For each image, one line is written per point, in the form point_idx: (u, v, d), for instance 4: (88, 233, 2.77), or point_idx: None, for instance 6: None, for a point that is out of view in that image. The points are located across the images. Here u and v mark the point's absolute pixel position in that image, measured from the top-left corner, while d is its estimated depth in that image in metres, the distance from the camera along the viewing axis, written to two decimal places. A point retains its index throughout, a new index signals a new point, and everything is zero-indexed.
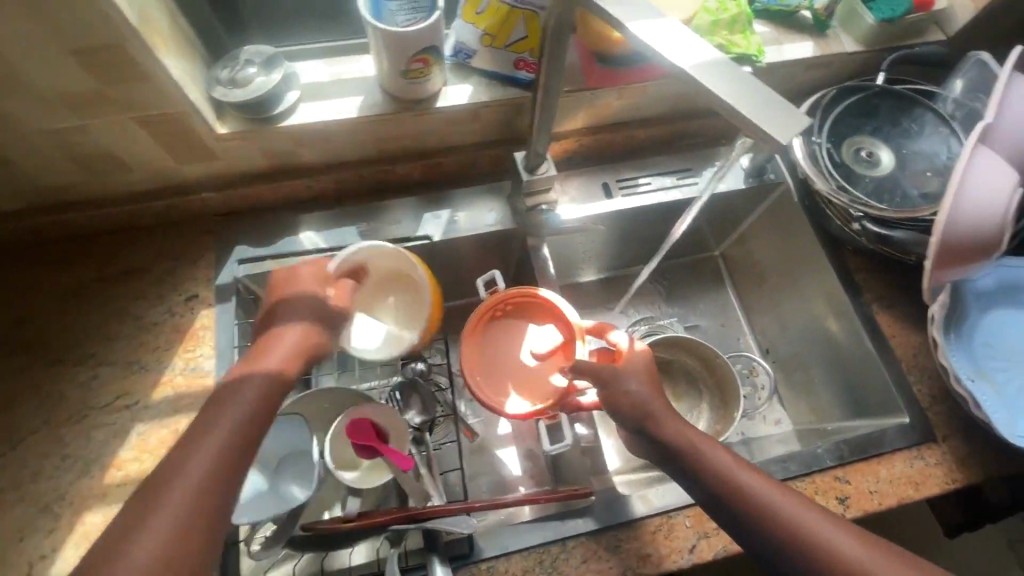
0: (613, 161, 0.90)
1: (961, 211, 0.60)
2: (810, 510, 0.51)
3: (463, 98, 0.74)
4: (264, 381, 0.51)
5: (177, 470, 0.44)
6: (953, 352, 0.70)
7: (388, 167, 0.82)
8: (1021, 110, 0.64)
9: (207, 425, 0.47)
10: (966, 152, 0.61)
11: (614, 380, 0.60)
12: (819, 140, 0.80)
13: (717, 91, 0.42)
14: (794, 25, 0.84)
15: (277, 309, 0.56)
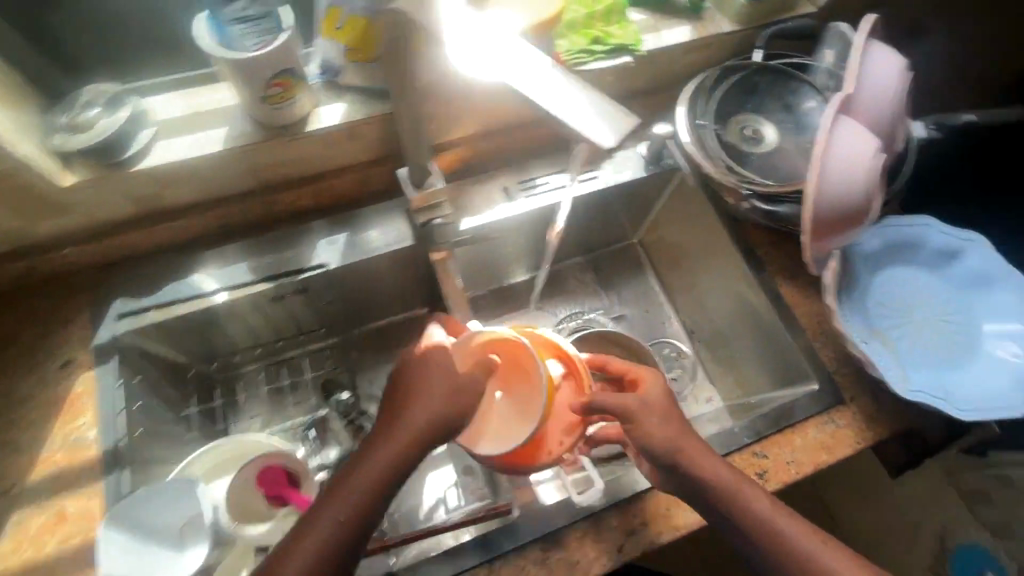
0: (512, 163, 0.88)
1: (823, 181, 0.64)
2: (794, 518, 0.56)
3: (337, 119, 0.70)
4: (391, 457, 0.52)
5: (310, 526, 0.50)
6: (846, 316, 0.73)
7: (271, 197, 0.78)
8: (878, 82, 0.67)
9: (330, 493, 0.51)
10: (827, 119, 0.64)
11: (633, 406, 0.58)
12: (704, 124, 0.81)
13: (547, 105, 0.45)
14: (669, 10, 0.83)
15: (411, 372, 0.57)
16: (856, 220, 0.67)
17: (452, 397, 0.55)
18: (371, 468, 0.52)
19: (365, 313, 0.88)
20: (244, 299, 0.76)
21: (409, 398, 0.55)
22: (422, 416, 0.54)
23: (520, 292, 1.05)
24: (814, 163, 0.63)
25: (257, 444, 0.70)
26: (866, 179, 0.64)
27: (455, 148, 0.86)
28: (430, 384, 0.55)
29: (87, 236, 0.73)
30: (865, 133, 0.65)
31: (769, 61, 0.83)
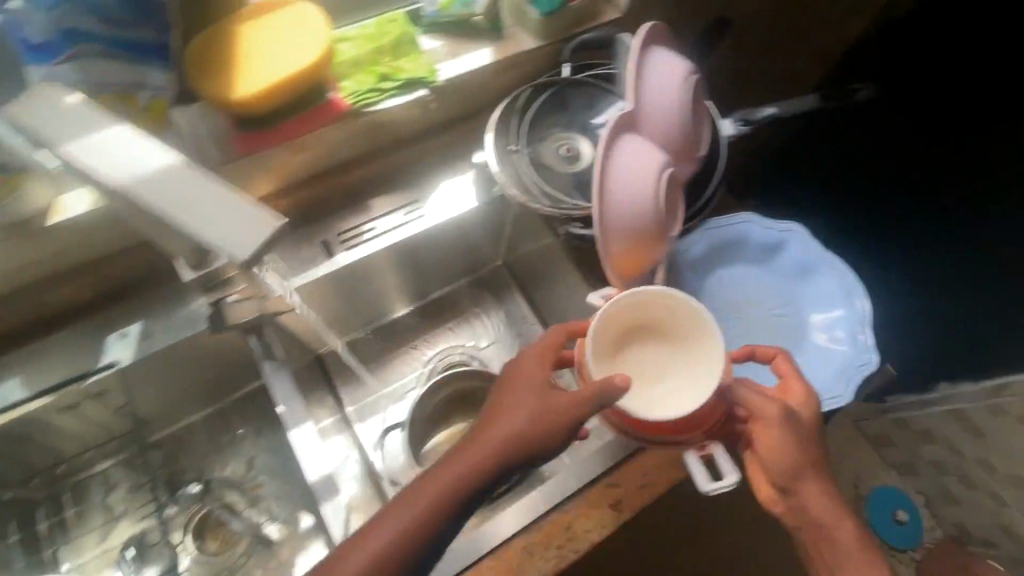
0: (332, 213, 0.82)
1: (607, 203, 0.63)
2: (858, 536, 0.69)
3: (82, 207, 0.62)
4: (485, 454, 0.57)
5: (402, 501, 0.56)
6: None
7: (40, 297, 0.68)
8: (660, 94, 0.67)
9: (424, 480, 0.57)
10: (608, 138, 0.63)
11: (776, 419, 0.64)
12: (517, 149, 0.78)
13: (192, 223, 0.44)
14: (467, 33, 0.79)
15: (514, 379, 0.63)
16: (653, 236, 0.66)
17: (548, 408, 0.58)
18: (463, 464, 0.57)
19: (196, 397, 0.81)
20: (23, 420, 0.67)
21: (507, 406, 0.60)
22: (518, 424, 0.58)
23: (398, 329, 1.04)
24: (596, 185, 0.63)
25: None
26: (652, 195, 0.64)
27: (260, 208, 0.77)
28: (527, 390, 0.61)
29: None
30: (653, 148, 0.65)
31: (574, 73, 0.81)
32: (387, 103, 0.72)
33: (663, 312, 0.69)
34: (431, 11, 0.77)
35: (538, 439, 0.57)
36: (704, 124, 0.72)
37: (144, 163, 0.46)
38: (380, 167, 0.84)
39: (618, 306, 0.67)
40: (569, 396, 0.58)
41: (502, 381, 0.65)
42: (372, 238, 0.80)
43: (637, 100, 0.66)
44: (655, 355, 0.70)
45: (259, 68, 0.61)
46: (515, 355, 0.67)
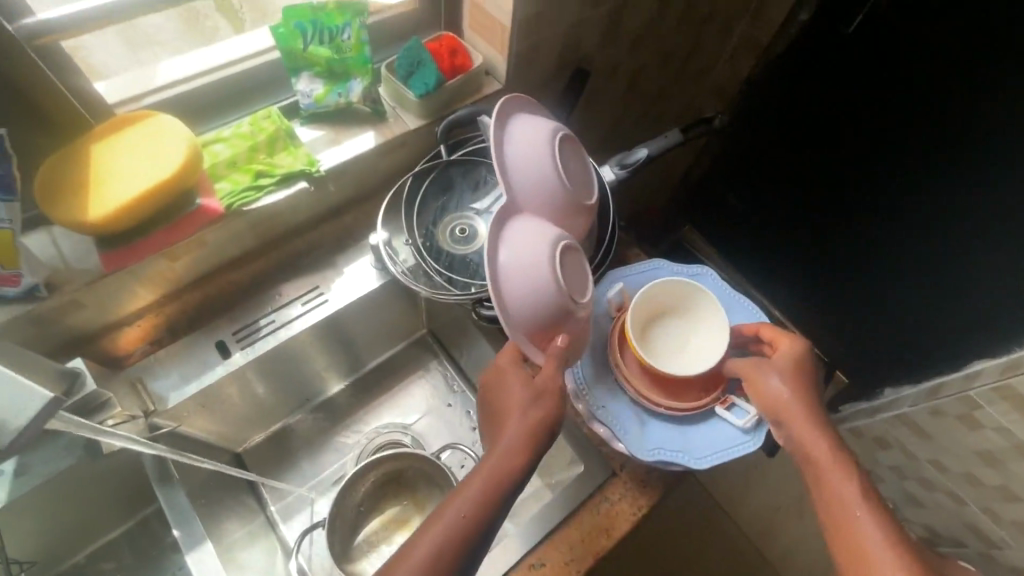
0: (229, 310, 0.79)
1: (506, 303, 0.63)
2: (848, 481, 0.58)
3: None
4: (505, 448, 0.60)
5: (440, 512, 0.57)
6: (595, 381, 0.71)
7: None
8: (529, 175, 0.67)
9: (457, 489, 0.58)
10: (492, 233, 0.64)
11: (752, 364, 0.67)
12: (411, 240, 0.78)
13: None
14: (352, 119, 0.80)
15: (503, 381, 0.67)
16: (558, 317, 0.65)
17: (541, 389, 0.63)
18: (491, 462, 0.59)
19: (101, 519, 0.77)
20: None
21: (506, 405, 0.64)
22: (518, 412, 0.62)
23: (336, 407, 1.01)
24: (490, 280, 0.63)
25: None
26: (548, 277, 0.63)
27: (148, 315, 0.75)
28: (518, 386, 0.65)
29: None
30: (538, 232, 0.65)
31: (452, 153, 0.82)
32: (268, 199, 0.72)
33: (682, 296, 0.72)
34: (308, 102, 0.78)
35: (546, 418, 0.62)
36: (591, 186, 0.74)
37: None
38: (277, 258, 0.83)
39: (649, 288, 0.71)
40: (550, 371, 0.64)
41: (492, 389, 0.68)
42: (271, 333, 0.78)
43: (509, 190, 0.67)
44: (679, 330, 0.72)
45: (118, 188, 0.60)
46: (490, 364, 0.70)
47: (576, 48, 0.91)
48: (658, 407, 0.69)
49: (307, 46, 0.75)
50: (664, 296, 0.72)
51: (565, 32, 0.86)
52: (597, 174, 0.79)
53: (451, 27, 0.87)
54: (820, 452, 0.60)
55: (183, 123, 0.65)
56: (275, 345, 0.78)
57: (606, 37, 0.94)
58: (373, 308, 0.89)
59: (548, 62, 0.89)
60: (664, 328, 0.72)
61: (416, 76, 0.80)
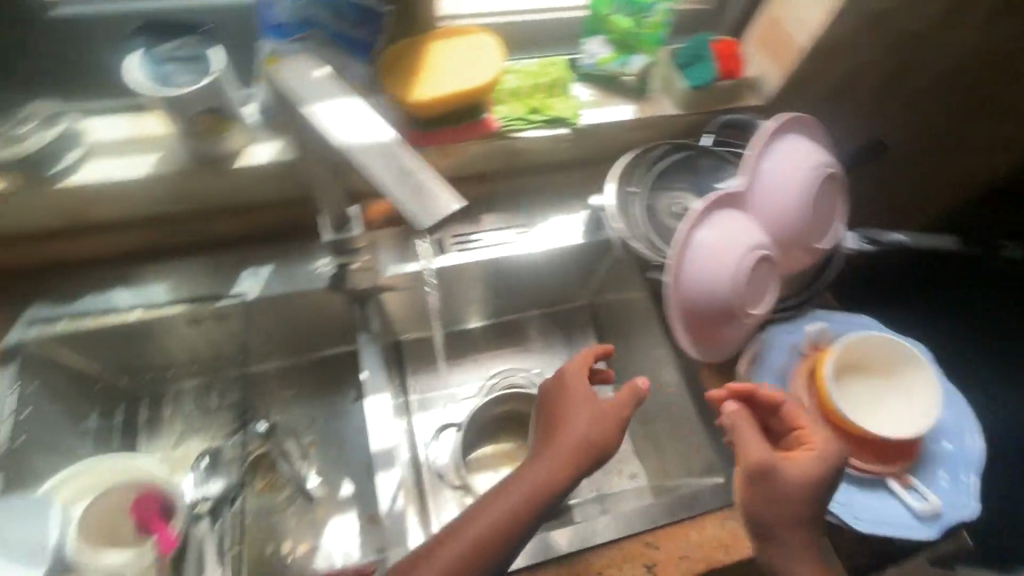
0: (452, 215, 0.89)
1: (678, 270, 0.63)
2: None
3: (265, 158, 0.72)
4: (557, 462, 0.62)
5: (482, 508, 0.59)
6: None
7: (205, 222, 0.79)
8: (768, 181, 0.68)
9: (505, 487, 0.61)
10: (701, 204, 0.64)
11: (755, 468, 0.59)
12: (634, 190, 0.82)
13: (390, 188, 0.46)
14: (617, 89, 0.86)
15: (565, 398, 0.68)
16: (729, 317, 0.65)
17: (604, 412, 0.66)
18: (540, 473, 0.61)
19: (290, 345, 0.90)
20: (156, 318, 0.76)
21: (566, 419, 0.66)
22: (578, 430, 0.64)
23: (470, 339, 1.03)
24: (675, 244, 0.63)
25: (128, 467, 0.68)
26: (728, 271, 0.63)
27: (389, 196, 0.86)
28: (582, 407, 0.67)
29: (11, 241, 0.74)
30: (745, 229, 0.64)
31: (716, 144, 0.86)
32: (533, 133, 0.80)
33: (890, 361, 0.69)
34: (589, 62, 0.85)
35: (600, 442, 0.64)
36: (831, 235, 0.73)
37: (355, 137, 0.49)
38: (505, 185, 0.91)
39: (856, 336, 0.68)
40: (618, 400, 0.66)
41: (553, 400, 0.69)
42: (479, 247, 0.87)
43: (743, 182, 0.68)
44: (873, 392, 0.69)
45: (437, 84, 0.71)
46: (553, 373, 0.72)
47: (849, 92, 0.89)
48: None
49: (612, 13, 0.82)
50: (869, 353, 0.70)
51: (847, 74, 0.85)
52: (837, 240, 0.76)
53: (731, 35, 0.90)
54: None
55: (500, 45, 0.74)
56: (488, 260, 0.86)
57: (881, 91, 0.92)
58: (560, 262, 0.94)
59: (815, 98, 0.89)
60: (857, 384, 0.70)
61: (693, 67, 0.83)
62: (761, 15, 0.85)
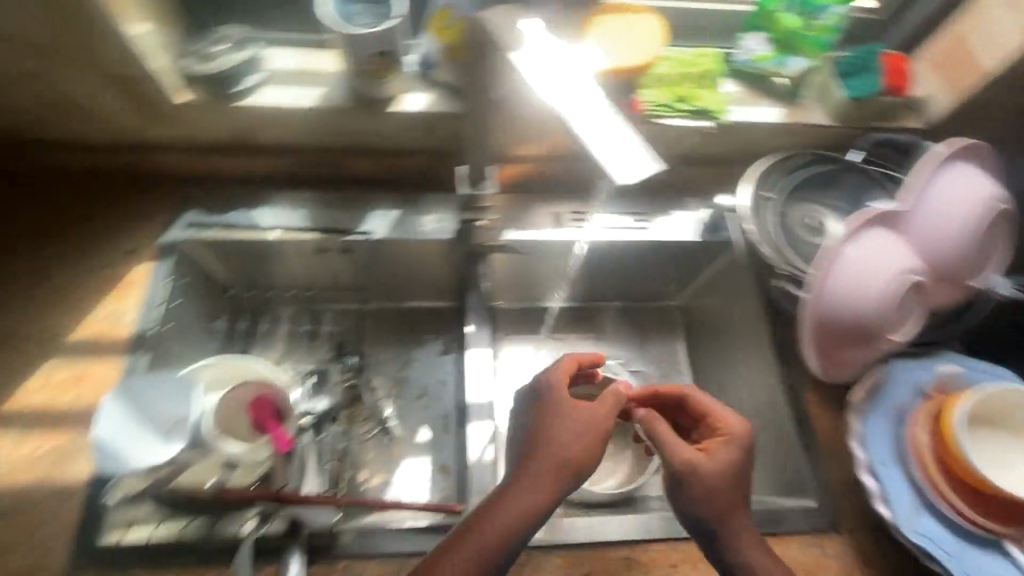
0: (573, 193, 0.91)
1: (819, 283, 0.61)
2: None
3: (417, 107, 0.76)
4: (538, 487, 0.56)
5: (461, 539, 0.53)
6: (878, 434, 0.68)
7: (349, 161, 0.83)
8: (931, 207, 0.64)
9: (485, 513, 0.55)
10: (854, 220, 0.62)
11: (681, 465, 0.60)
12: (769, 195, 0.80)
13: (585, 137, 0.43)
14: (767, 90, 0.83)
15: (542, 410, 0.61)
16: (862, 339, 0.64)
17: (590, 421, 0.60)
18: (519, 499, 0.55)
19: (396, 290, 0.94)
20: (292, 241, 0.82)
21: (547, 431, 0.59)
22: (561, 444, 0.58)
23: (544, 320, 0.98)
24: (821, 256, 0.61)
25: (246, 368, 0.72)
26: (869, 292, 0.61)
27: (524, 163, 0.88)
28: (561, 422, 0.60)
29: (181, 149, 0.81)
30: (895, 253, 0.62)
31: (866, 161, 0.82)
32: (676, 120, 0.79)
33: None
34: (744, 59, 0.83)
35: (581, 460, 0.58)
36: (982, 276, 0.69)
37: (555, 84, 0.44)
38: None
39: (996, 387, 0.64)
40: (604, 409, 0.62)
41: (530, 407, 0.63)
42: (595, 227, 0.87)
43: (903, 203, 0.64)
44: (1003, 450, 0.65)
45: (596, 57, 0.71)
46: (535, 379, 0.65)
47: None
48: (940, 501, 0.63)
49: (780, 11, 0.80)
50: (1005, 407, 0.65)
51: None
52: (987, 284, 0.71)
53: (900, 51, 0.85)
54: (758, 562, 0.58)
55: (662, 27, 0.74)
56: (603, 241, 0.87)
57: None
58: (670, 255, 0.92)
59: (983, 130, 0.83)
60: (987, 438, 0.65)
61: (854, 78, 0.79)
62: (942, 33, 0.80)
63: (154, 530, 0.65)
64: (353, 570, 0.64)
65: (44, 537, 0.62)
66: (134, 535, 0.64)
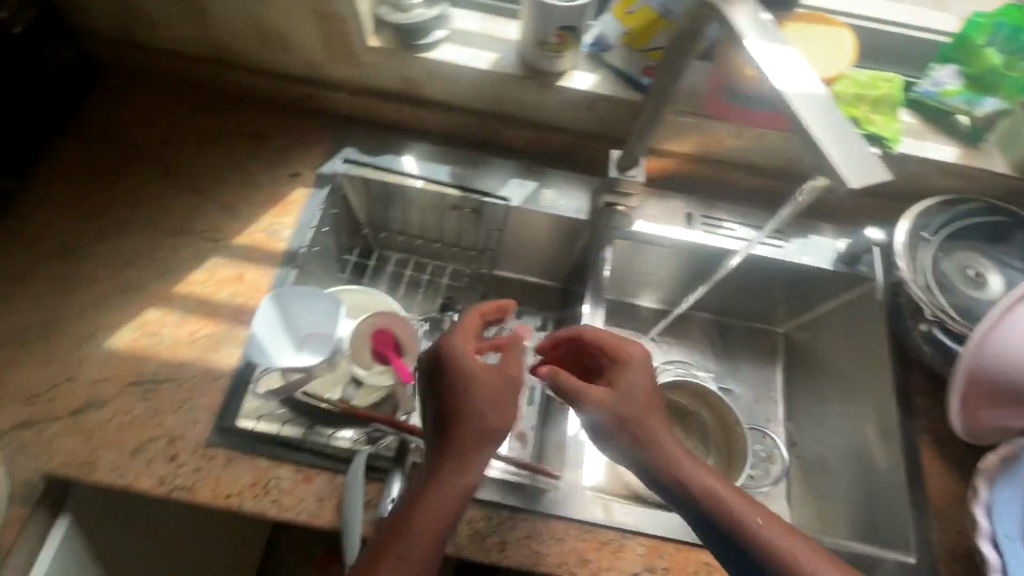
0: (709, 197, 0.90)
1: (981, 343, 0.63)
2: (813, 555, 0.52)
3: (585, 85, 0.77)
4: (459, 463, 0.55)
5: (399, 537, 0.52)
6: (1008, 508, 0.64)
7: (499, 127, 0.87)
8: None
9: (417, 501, 0.54)
10: None
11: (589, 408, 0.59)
12: (927, 237, 0.76)
13: (816, 130, 0.40)
14: (945, 127, 0.79)
15: (438, 384, 0.59)
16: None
17: (500, 386, 0.58)
18: (443, 483, 0.54)
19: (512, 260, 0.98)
20: (432, 193, 0.86)
21: (462, 409, 0.57)
22: (481, 420, 0.56)
23: (637, 317, 1.01)
24: (987, 317, 0.63)
25: (375, 301, 0.80)
26: None
27: (667, 158, 0.89)
28: (461, 391, 0.57)
29: (355, 90, 0.88)
30: None
31: None
32: None
33: None
34: (927, 90, 0.79)
35: (494, 423, 0.57)
36: None
37: (796, 78, 0.43)
38: (772, 185, 0.89)
39: None
40: (500, 372, 0.59)
41: (436, 379, 0.59)
42: (729, 236, 0.86)
43: None
44: None
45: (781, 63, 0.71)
46: (429, 349, 0.61)
47: None
48: None
49: (987, 44, 0.76)
50: None
51: None
52: None
53: None
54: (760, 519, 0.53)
55: (854, 45, 0.70)
56: (734, 251, 0.85)
57: None
58: (795, 277, 0.90)
59: None
60: None
61: None
62: None
63: (281, 425, 0.72)
64: None
65: (193, 409, 0.70)
66: (265, 425, 0.72)
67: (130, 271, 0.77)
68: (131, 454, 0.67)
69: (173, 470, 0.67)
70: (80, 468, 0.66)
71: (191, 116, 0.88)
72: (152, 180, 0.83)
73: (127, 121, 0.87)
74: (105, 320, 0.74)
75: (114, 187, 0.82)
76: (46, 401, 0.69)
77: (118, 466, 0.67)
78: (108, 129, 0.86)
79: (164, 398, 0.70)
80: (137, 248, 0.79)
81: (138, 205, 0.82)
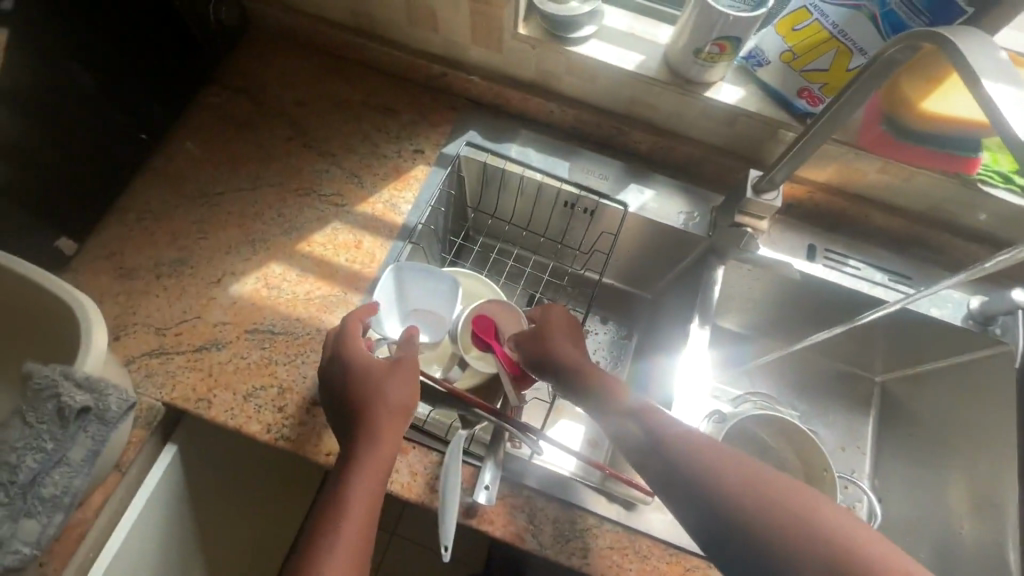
0: (834, 231, 0.86)
1: None
2: (836, 523, 0.49)
3: (732, 99, 0.76)
4: (368, 445, 0.57)
5: (326, 525, 0.52)
6: None
7: (624, 129, 0.86)
8: None
9: (338, 489, 0.55)
10: None
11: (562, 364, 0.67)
12: None
13: None
14: None
15: (340, 380, 0.62)
16: None
17: (395, 367, 0.63)
18: (356, 463, 0.56)
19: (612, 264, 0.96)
20: (549, 187, 0.85)
21: (364, 393, 0.60)
22: (384, 400, 0.60)
23: (732, 342, 0.98)
24: None
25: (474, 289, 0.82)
26: None
27: (798, 184, 0.85)
28: (361, 381, 0.61)
29: (488, 75, 0.88)
30: None
31: None
32: (999, 191, 0.74)
33: None
34: None
35: (401, 401, 0.61)
36: None
37: None
38: (907, 229, 0.84)
39: None
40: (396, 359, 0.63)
41: (338, 380, 0.62)
42: (854, 276, 0.82)
43: None
44: None
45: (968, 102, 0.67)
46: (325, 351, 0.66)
47: None
48: None
49: None
50: None
51: None
52: None
53: None
54: (785, 508, 0.50)
55: None
56: (862, 291, 0.80)
57: None
58: (916, 328, 0.85)
59: None
60: None
61: None
62: None
63: None
64: (534, 503, 0.68)
65: (305, 365, 0.72)
66: None
67: (257, 223, 0.80)
68: (243, 399, 0.70)
69: (279, 420, 0.69)
70: (196, 403, 0.69)
71: (326, 82, 0.91)
72: (283, 138, 0.86)
73: (268, 80, 0.90)
74: (229, 267, 0.77)
75: (248, 140, 0.86)
76: (173, 334, 0.73)
77: (230, 408, 0.69)
78: (250, 85, 0.90)
79: (279, 349, 0.73)
80: (265, 202, 0.82)
81: (267, 160, 0.85)
